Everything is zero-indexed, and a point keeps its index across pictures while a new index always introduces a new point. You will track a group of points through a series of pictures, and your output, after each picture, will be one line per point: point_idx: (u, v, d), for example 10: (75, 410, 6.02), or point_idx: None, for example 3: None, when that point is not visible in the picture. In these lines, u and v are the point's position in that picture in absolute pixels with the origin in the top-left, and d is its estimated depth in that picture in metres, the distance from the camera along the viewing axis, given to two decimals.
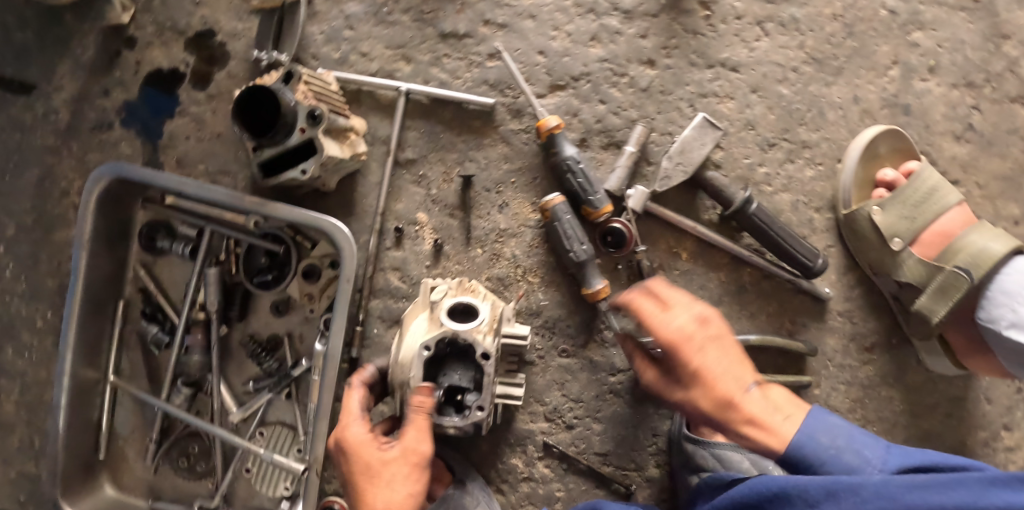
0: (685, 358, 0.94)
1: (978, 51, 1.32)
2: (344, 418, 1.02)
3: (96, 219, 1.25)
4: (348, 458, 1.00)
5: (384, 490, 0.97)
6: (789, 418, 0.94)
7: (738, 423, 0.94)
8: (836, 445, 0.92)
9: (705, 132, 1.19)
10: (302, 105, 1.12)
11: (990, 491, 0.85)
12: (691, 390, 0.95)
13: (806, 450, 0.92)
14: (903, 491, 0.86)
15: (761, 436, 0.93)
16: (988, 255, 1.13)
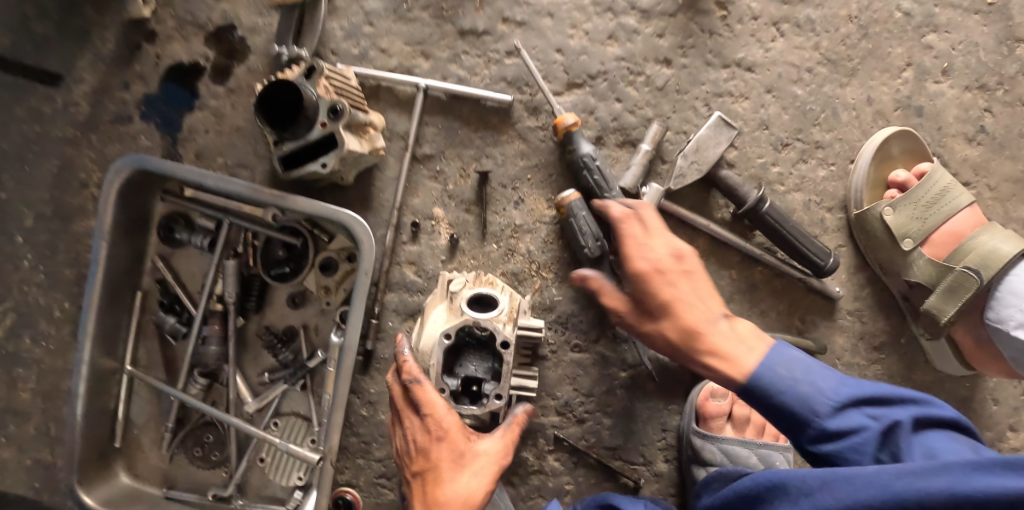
0: (654, 286, 1.00)
1: (990, 55, 1.33)
2: (432, 402, 0.99)
3: (117, 210, 1.26)
4: (436, 442, 0.99)
5: (466, 478, 0.99)
6: (753, 352, 0.97)
7: (701, 352, 0.98)
8: (795, 375, 0.93)
9: (720, 131, 1.20)
10: (324, 100, 1.14)
11: (974, 475, 0.80)
12: (659, 319, 1.01)
13: (769, 381, 0.93)
14: (893, 478, 0.82)
15: (721, 366, 0.97)
16: (998, 256, 1.15)
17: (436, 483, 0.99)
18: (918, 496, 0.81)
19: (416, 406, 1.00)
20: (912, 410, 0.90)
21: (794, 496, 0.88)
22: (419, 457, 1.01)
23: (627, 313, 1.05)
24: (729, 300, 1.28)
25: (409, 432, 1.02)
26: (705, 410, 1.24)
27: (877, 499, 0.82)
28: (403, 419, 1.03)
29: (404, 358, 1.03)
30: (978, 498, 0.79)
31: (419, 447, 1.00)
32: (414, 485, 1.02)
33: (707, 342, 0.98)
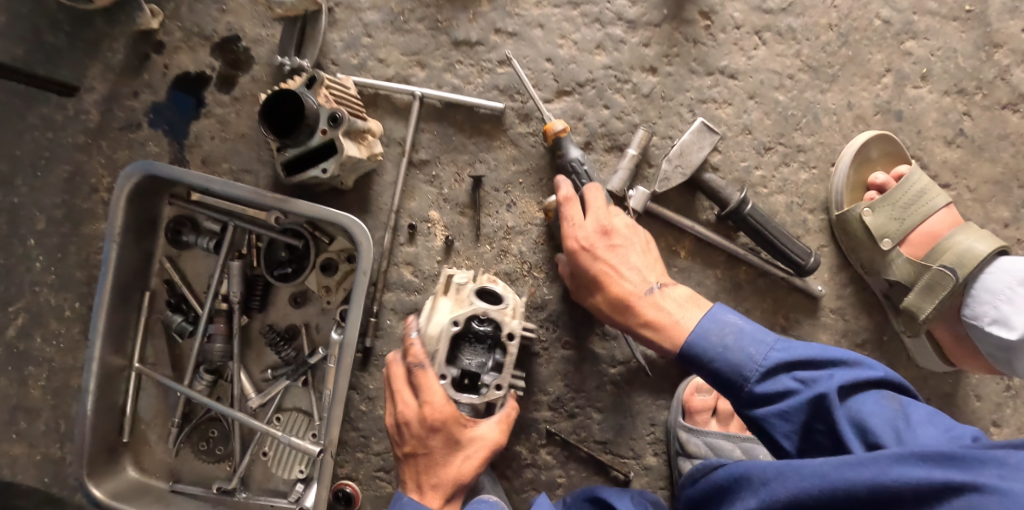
0: (585, 262, 1.14)
1: (969, 60, 1.37)
2: (434, 389, 1.04)
3: (127, 214, 1.33)
4: (432, 429, 1.04)
5: (459, 460, 1.06)
6: (679, 318, 1.09)
7: (632, 318, 1.12)
8: (726, 342, 1.03)
9: (703, 136, 1.25)
10: (324, 108, 1.19)
11: (897, 467, 0.87)
12: (594, 290, 1.15)
13: (698, 347, 1.04)
14: (828, 469, 0.89)
15: (652, 330, 1.10)
16: (973, 254, 1.19)
17: (430, 463, 1.06)
18: (848, 486, 0.88)
19: (416, 391, 1.06)
20: (842, 375, 0.96)
21: (755, 485, 0.97)
22: (413, 441, 1.06)
23: (573, 285, 1.20)
24: (714, 298, 1.33)
25: (405, 416, 1.06)
26: (691, 405, 1.29)
27: (815, 488, 0.90)
28: (399, 402, 1.07)
29: (411, 344, 1.07)
30: (899, 487, 0.86)
31: (414, 431, 1.06)
32: (405, 464, 1.09)
33: (638, 309, 1.11)
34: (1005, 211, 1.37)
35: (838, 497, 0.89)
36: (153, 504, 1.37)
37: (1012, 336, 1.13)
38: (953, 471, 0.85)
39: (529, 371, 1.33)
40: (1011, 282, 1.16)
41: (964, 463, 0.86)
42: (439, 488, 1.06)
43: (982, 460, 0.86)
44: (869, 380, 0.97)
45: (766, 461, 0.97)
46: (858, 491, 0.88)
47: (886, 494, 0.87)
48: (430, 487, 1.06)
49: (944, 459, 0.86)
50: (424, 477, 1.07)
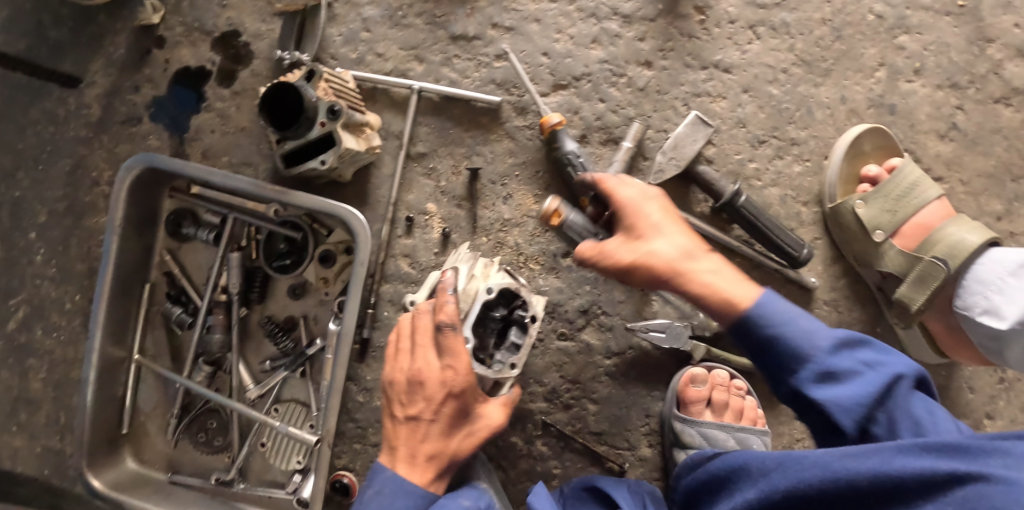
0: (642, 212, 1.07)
1: (962, 54, 1.38)
2: (460, 354, 1.03)
3: (127, 206, 1.34)
4: (451, 396, 1.04)
5: (462, 435, 1.07)
6: (744, 282, 1.02)
7: (697, 276, 1.03)
8: (794, 310, 0.96)
9: (697, 129, 1.27)
10: (323, 101, 1.20)
11: (898, 457, 0.84)
12: (652, 241, 1.05)
13: (768, 309, 0.96)
14: (828, 459, 0.88)
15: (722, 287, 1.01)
16: (965, 245, 1.20)
17: (432, 433, 1.05)
18: (848, 476, 0.86)
19: (442, 352, 1.04)
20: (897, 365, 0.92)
21: (754, 476, 0.97)
22: (425, 404, 1.05)
23: (618, 244, 1.07)
24: None
25: (423, 375, 1.04)
26: (686, 396, 1.29)
27: (814, 478, 0.89)
28: (421, 358, 1.05)
29: (446, 301, 1.04)
30: (901, 477, 0.84)
31: (429, 393, 1.04)
32: (403, 425, 1.06)
33: (698, 269, 1.03)
34: (998, 204, 1.38)
35: (838, 487, 0.87)
36: (151, 495, 1.39)
37: (1002, 326, 1.13)
38: (958, 461, 0.82)
39: (525, 362, 1.34)
40: (1001, 272, 1.16)
41: (969, 454, 0.83)
42: (434, 461, 1.06)
43: (988, 451, 0.83)
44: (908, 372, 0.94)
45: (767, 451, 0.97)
46: (858, 482, 0.86)
47: (887, 484, 0.84)
48: (424, 457, 1.05)
49: (949, 449, 0.83)
50: (420, 445, 1.05)
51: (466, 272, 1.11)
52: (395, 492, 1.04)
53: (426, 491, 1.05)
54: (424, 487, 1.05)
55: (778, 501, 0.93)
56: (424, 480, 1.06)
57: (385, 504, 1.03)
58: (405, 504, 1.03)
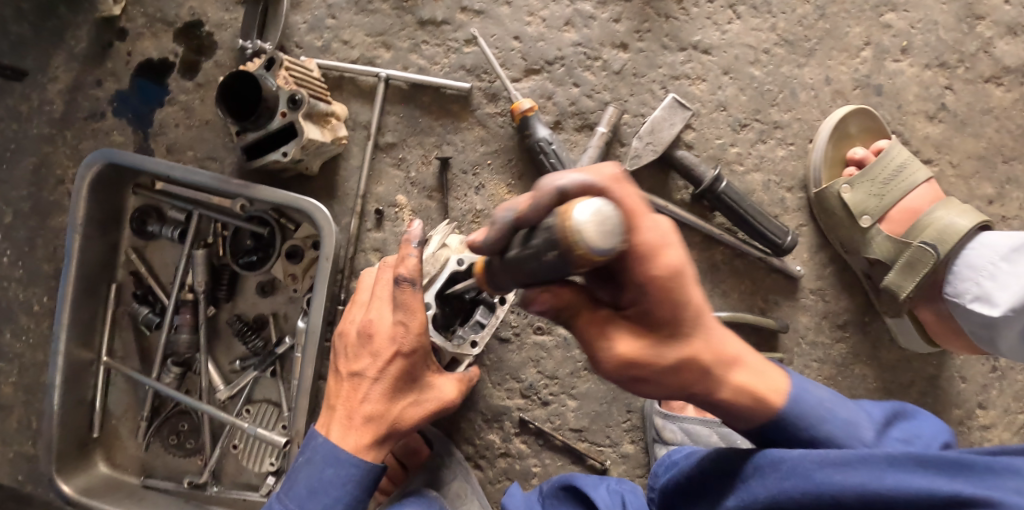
0: (690, 292, 0.72)
1: (951, 32, 1.33)
2: (416, 311, 0.91)
3: (89, 203, 1.28)
4: (400, 355, 0.93)
5: (407, 403, 0.97)
6: (767, 361, 0.84)
7: (732, 380, 0.79)
8: (830, 398, 0.83)
9: (675, 113, 1.22)
10: (283, 90, 1.15)
11: (891, 472, 0.76)
12: (697, 341, 0.76)
13: (806, 408, 0.82)
14: (812, 468, 0.78)
15: (752, 381, 0.80)
16: (955, 229, 1.14)
17: (374, 394, 0.95)
18: (834, 490, 0.76)
19: (396, 306, 0.92)
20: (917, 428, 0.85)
21: (736, 482, 0.86)
22: (370, 360, 0.95)
23: (637, 337, 0.75)
24: None
25: (373, 328, 0.94)
26: None
27: (799, 490, 0.79)
28: (374, 309, 0.95)
29: (407, 253, 0.90)
30: (895, 496, 0.75)
31: (376, 349, 0.94)
32: (345, 383, 0.97)
33: (734, 380, 0.79)
34: (989, 187, 1.34)
35: (822, 501, 0.77)
36: (123, 499, 1.33)
37: (995, 313, 1.07)
38: (958, 482, 0.75)
39: (500, 358, 1.30)
40: (993, 257, 1.11)
41: (973, 474, 0.75)
42: (373, 424, 0.95)
43: (993, 471, 0.76)
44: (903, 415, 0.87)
45: (751, 453, 0.86)
46: (845, 498, 0.76)
47: (877, 503, 0.75)
48: (363, 419, 0.95)
49: (947, 467, 0.76)
50: (360, 405, 0.95)
51: (439, 240, 1.07)
52: (326, 460, 0.94)
53: (359, 458, 0.94)
54: (358, 454, 0.95)
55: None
56: (357, 445, 0.95)
57: (315, 473, 0.94)
58: (336, 473, 0.93)
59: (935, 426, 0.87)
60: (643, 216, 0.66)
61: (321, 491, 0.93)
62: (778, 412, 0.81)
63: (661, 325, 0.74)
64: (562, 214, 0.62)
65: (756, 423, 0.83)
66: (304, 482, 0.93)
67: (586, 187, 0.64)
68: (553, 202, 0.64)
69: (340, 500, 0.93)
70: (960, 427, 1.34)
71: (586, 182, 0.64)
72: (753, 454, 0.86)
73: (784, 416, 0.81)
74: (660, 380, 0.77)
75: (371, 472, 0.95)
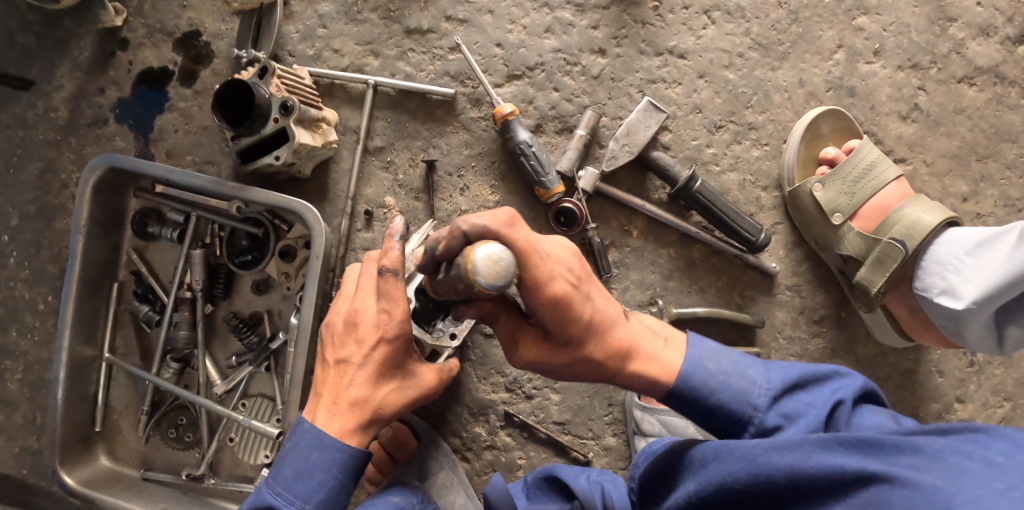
0: (576, 308, 0.87)
1: (923, 34, 1.36)
2: (399, 301, 0.95)
3: (92, 205, 1.34)
4: (383, 341, 0.97)
5: (391, 388, 1.01)
6: (665, 344, 0.95)
7: (627, 368, 0.93)
8: (725, 370, 0.90)
9: (650, 115, 1.27)
10: (276, 97, 1.21)
11: (816, 453, 0.80)
12: (586, 345, 0.91)
13: (694, 380, 0.91)
14: (755, 453, 0.83)
15: (647, 368, 0.93)
16: (922, 226, 1.18)
17: (359, 379, 0.99)
18: (770, 471, 0.82)
19: (380, 295, 0.96)
20: (830, 392, 0.88)
21: (693, 467, 0.91)
22: (355, 347, 0.98)
23: (540, 341, 0.94)
24: (668, 277, 1.34)
25: (358, 317, 0.99)
26: None
27: (743, 472, 0.84)
28: (359, 300, 0.99)
29: (389, 246, 0.93)
30: (814, 474, 0.79)
31: (361, 336, 0.98)
32: (332, 369, 1.00)
33: (627, 369, 0.93)
34: (963, 185, 1.37)
35: (761, 482, 0.83)
36: (124, 491, 1.38)
37: (958, 306, 1.11)
38: (870, 460, 0.78)
39: (485, 353, 1.34)
40: (958, 252, 1.14)
41: (882, 452, 0.79)
42: (359, 409, 0.99)
43: (900, 448, 0.79)
44: (819, 375, 0.90)
45: (710, 441, 0.90)
46: (778, 478, 0.82)
47: (803, 482, 0.80)
48: (348, 404, 0.99)
49: (863, 446, 0.80)
50: (345, 390, 0.99)
51: (420, 240, 1.14)
52: (312, 445, 0.98)
53: (343, 443, 0.98)
54: (342, 439, 0.98)
55: (710, 496, 0.87)
56: (343, 429, 0.99)
57: (301, 458, 0.98)
58: (321, 458, 0.97)
59: (839, 384, 0.89)
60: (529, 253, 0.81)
61: (308, 476, 0.97)
62: (670, 389, 0.92)
63: (553, 333, 0.91)
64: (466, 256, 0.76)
65: (657, 398, 0.95)
66: (291, 466, 0.98)
67: (482, 231, 0.78)
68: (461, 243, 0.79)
69: (325, 484, 0.98)
70: (937, 420, 1.36)
71: (484, 228, 0.78)
72: (700, 449, 0.91)
73: (679, 391, 0.91)
74: (564, 372, 0.97)
75: (355, 457, 0.99)
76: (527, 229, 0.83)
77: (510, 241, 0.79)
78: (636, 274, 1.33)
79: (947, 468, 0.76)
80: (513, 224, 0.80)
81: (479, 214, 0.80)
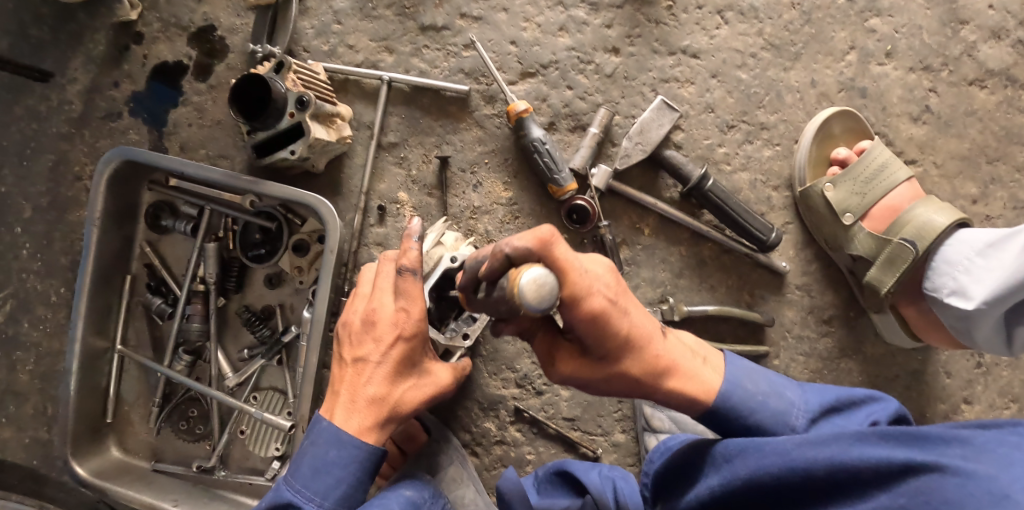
0: (612, 323, 0.86)
1: (934, 36, 1.37)
2: (416, 299, 0.97)
3: (106, 198, 1.35)
4: (401, 339, 0.98)
5: (407, 386, 1.01)
6: (704, 363, 0.94)
7: (664, 386, 0.91)
8: (764, 389, 0.92)
9: (663, 114, 1.28)
10: (292, 92, 1.21)
11: (857, 445, 0.81)
12: (624, 362, 0.90)
13: (734, 399, 0.91)
14: (789, 447, 0.84)
15: (685, 387, 0.91)
16: (933, 227, 1.19)
17: (377, 377, 0.99)
18: (806, 465, 0.83)
19: (398, 294, 0.98)
20: (868, 413, 0.90)
21: (717, 463, 0.91)
22: (373, 345, 0.99)
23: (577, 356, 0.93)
24: (679, 275, 1.34)
25: (376, 316, 0.99)
26: None
27: (776, 466, 0.84)
28: (376, 299, 1.00)
29: (409, 246, 0.97)
30: (857, 466, 0.80)
31: (379, 334, 0.98)
32: (349, 367, 1.01)
33: (665, 388, 0.91)
34: (972, 187, 1.38)
35: (795, 476, 0.83)
36: (134, 482, 1.39)
37: (970, 306, 1.11)
38: (914, 451, 0.80)
39: (496, 349, 1.35)
40: (968, 253, 1.14)
41: (926, 443, 0.80)
42: (376, 406, 0.99)
43: (945, 440, 0.80)
44: (855, 399, 0.91)
45: (729, 437, 0.91)
46: (816, 471, 0.82)
47: (844, 474, 0.81)
48: (366, 401, 0.99)
49: (906, 438, 0.81)
50: (363, 388, 0.99)
51: (435, 238, 1.13)
52: (329, 442, 0.98)
53: (361, 440, 0.98)
54: (360, 436, 0.98)
55: (740, 490, 0.88)
56: (361, 426, 0.99)
57: (319, 455, 0.98)
58: (339, 454, 0.97)
59: (874, 407, 0.91)
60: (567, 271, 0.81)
61: (326, 472, 0.97)
62: (709, 407, 0.92)
63: (592, 349, 0.90)
64: (512, 280, 0.78)
65: (695, 415, 0.94)
66: (309, 463, 0.98)
67: (525, 254, 0.80)
68: (504, 265, 0.81)
69: (343, 479, 0.98)
70: (944, 420, 1.37)
71: (527, 250, 0.80)
72: (723, 445, 0.91)
73: (719, 409, 0.92)
74: (601, 388, 0.95)
75: (373, 454, 0.99)
76: (566, 246, 0.83)
77: (550, 262, 0.80)
78: (647, 272, 1.34)
79: (997, 458, 0.77)
80: (552, 241, 0.81)
81: (520, 235, 0.81)
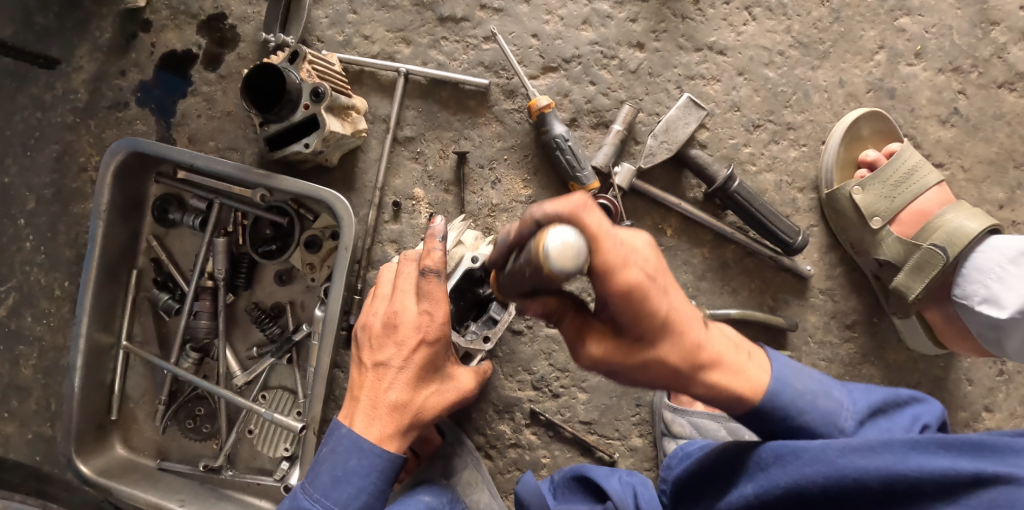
0: (652, 302, 0.79)
1: (965, 37, 1.34)
2: (440, 301, 0.94)
3: (113, 190, 1.31)
4: (425, 343, 0.95)
5: (431, 392, 0.98)
6: (749, 358, 0.88)
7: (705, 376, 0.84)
8: (811, 389, 0.87)
9: (689, 112, 1.25)
10: (307, 83, 1.17)
11: (915, 455, 0.80)
12: (662, 348, 0.82)
13: (781, 399, 0.86)
14: (835, 455, 0.81)
15: (728, 381, 0.85)
16: (963, 232, 1.16)
17: (399, 382, 0.96)
18: (858, 473, 0.80)
19: (420, 296, 0.95)
20: (919, 416, 0.89)
21: (751, 470, 0.89)
22: (395, 350, 0.95)
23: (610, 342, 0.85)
24: (701, 277, 1.31)
25: (398, 319, 0.95)
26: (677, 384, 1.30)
27: (821, 475, 0.81)
28: (397, 302, 0.96)
29: (433, 246, 0.93)
30: (918, 477, 0.79)
31: (401, 338, 0.95)
32: (370, 372, 0.97)
33: (707, 380, 0.84)
34: (1000, 192, 1.34)
35: (845, 484, 0.81)
36: (140, 481, 1.35)
37: (1003, 315, 1.09)
38: (981, 461, 0.78)
39: (512, 350, 1.32)
40: (1001, 260, 1.13)
41: (994, 453, 0.79)
42: (398, 413, 0.96)
43: (1014, 450, 0.79)
44: (901, 400, 0.91)
45: (766, 443, 0.88)
46: (870, 481, 0.80)
47: (901, 485, 0.79)
48: (388, 408, 0.96)
49: (969, 447, 0.80)
50: (384, 394, 0.96)
51: (455, 237, 1.10)
52: (349, 450, 0.95)
53: (383, 448, 0.95)
54: (381, 444, 0.95)
55: (780, 498, 0.85)
56: (382, 434, 0.95)
57: (338, 463, 0.95)
58: (360, 463, 0.94)
59: (918, 410, 0.90)
60: (601, 240, 0.74)
61: (346, 481, 0.94)
62: (756, 406, 0.86)
63: (628, 332, 0.82)
64: (538, 240, 0.72)
65: (737, 413, 0.88)
66: (329, 471, 0.95)
67: (555, 218, 0.74)
68: (533, 230, 0.76)
69: (363, 489, 0.95)
70: (965, 429, 1.35)
71: (557, 214, 0.74)
72: (762, 450, 0.88)
73: (764, 409, 0.86)
74: (634, 376, 0.87)
75: (394, 462, 0.96)
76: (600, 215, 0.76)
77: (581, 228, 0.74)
78: None
79: None
80: (586, 208, 0.74)
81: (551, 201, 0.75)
